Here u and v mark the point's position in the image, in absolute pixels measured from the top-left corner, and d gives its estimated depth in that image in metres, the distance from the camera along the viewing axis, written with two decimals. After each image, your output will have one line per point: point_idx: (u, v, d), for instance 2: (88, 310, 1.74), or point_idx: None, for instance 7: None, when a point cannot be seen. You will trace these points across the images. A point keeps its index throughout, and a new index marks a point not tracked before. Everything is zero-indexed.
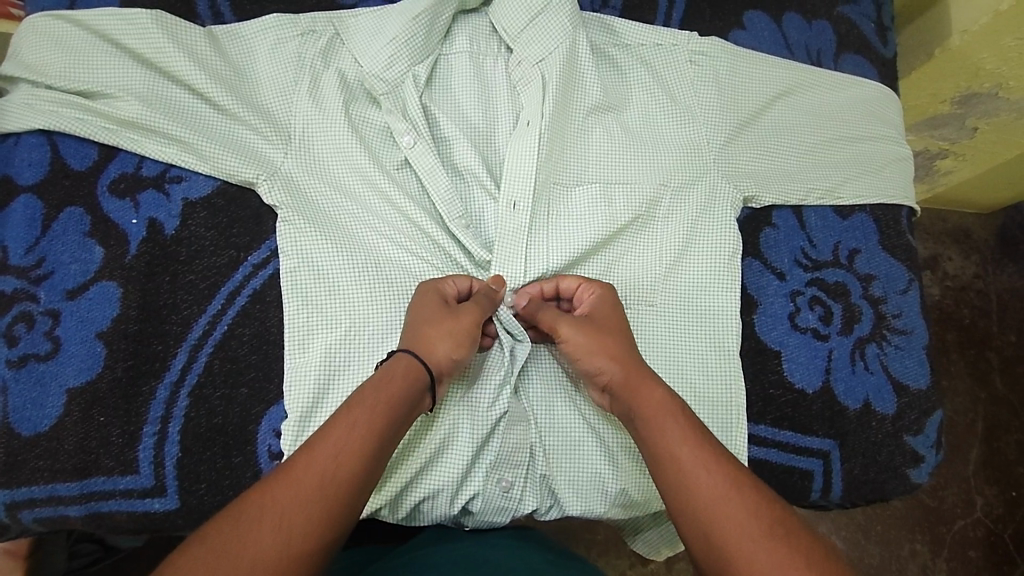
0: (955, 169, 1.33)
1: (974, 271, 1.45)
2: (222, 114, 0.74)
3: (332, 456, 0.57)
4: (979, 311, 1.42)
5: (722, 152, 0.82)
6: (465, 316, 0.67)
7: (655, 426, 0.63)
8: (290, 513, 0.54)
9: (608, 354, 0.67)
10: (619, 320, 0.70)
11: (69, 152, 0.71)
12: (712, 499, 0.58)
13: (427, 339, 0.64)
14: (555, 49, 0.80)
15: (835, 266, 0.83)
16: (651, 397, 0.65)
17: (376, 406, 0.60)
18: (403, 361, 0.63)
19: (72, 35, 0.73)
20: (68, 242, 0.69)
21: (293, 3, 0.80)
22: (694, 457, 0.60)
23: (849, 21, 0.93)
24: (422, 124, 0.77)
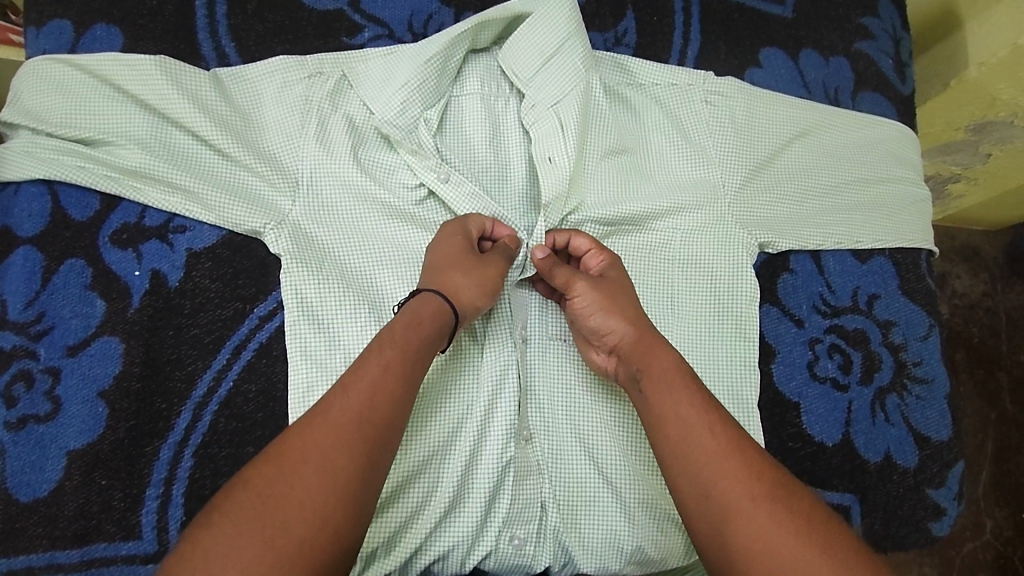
0: (967, 193, 1.30)
1: (983, 289, 1.41)
2: (227, 161, 0.72)
3: (357, 407, 0.57)
4: (989, 331, 1.38)
5: (738, 196, 0.80)
6: (490, 266, 0.68)
7: (654, 386, 0.63)
8: (324, 465, 0.54)
9: (621, 316, 0.67)
10: (628, 287, 0.70)
11: (70, 202, 0.69)
12: (709, 455, 0.58)
13: (453, 282, 0.65)
14: (570, 93, 0.78)
15: (855, 312, 0.81)
16: (665, 358, 0.64)
17: (398, 355, 0.60)
18: (431, 302, 0.64)
19: (74, 80, 0.71)
20: (69, 295, 0.67)
21: (300, 43, 0.78)
22: (691, 411, 0.60)
23: (867, 57, 0.91)
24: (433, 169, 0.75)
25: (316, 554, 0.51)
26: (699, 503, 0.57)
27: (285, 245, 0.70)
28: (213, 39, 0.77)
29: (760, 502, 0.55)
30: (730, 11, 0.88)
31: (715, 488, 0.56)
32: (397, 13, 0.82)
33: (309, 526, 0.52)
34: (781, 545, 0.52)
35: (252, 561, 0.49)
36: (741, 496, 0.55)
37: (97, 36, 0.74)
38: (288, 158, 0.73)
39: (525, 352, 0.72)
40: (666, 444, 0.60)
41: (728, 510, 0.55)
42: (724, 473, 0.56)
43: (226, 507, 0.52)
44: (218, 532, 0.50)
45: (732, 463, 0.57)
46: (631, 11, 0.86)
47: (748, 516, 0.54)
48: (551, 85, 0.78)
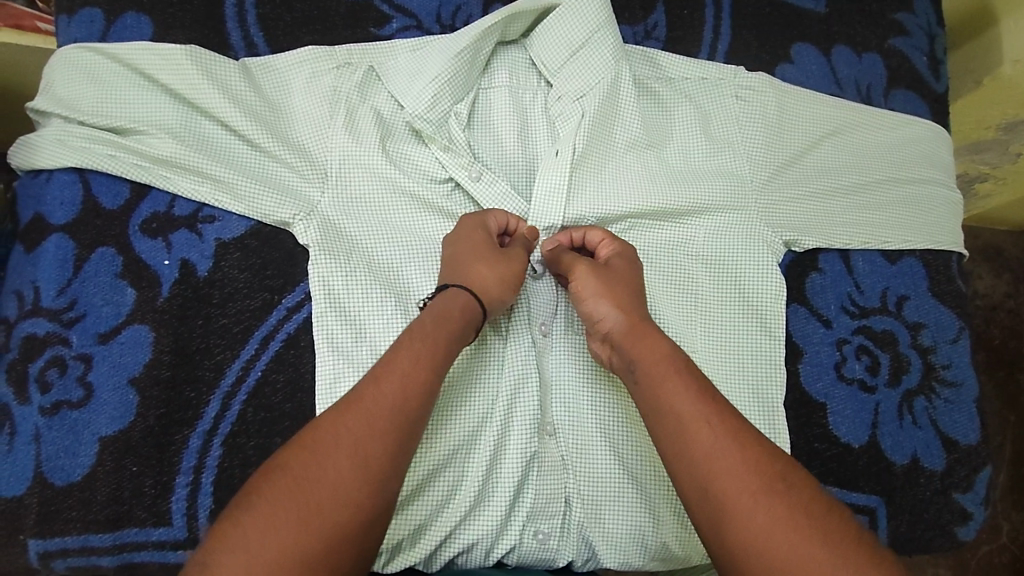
0: (993, 193, 1.27)
1: (1005, 289, 1.39)
2: (257, 151, 0.72)
3: (386, 394, 0.56)
4: (1010, 332, 1.36)
5: (767, 193, 0.79)
6: (516, 258, 0.68)
7: (649, 383, 0.61)
8: (355, 453, 0.54)
9: (614, 304, 0.66)
10: (637, 278, 0.69)
11: (101, 190, 0.69)
12: (707, 451, 0.56)
13: (480, 276, 0.65)
14: (597, 85, 0.78)
15: (883, 314, 0.80)
16: (659, 349, 0.63)
17: (426, 346, 0.60)
18: (461, 297, 0.63)
19: (106, 69, 0.71)
20: (100, 283, 0.67)
21: (328, 33, 0.78)
22: (691, 406, 0.58)
23: (900, 54, 0.89)
24: (461, 163, 0.75)
25: (350, 535, 0.52)
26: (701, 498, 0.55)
27: (314, 237, 0.70)
28: (242, 27, 0.77)
29: (760, 499, 0.53)
30: (762, 5, 0.87)
31: (714, 482, 0.55)
32: (425, 4, 0.81)
33: (339, 509, 0.52)
34: (777, 541, 0.51)
35: (287, 543, 0.50)
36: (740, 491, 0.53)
37: (127, 25, 0.74)
38: (319, 149, 0.73)
39: (551, 346, 0.72)
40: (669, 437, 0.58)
41: (725, 505, 0.54)
42: (724, 470, 0.55)
43: (263, 489, 0.53)
44: (253, 514, 0.51)
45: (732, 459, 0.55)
46: (661, 3, 0.85)
47: (746, 513, 0.53)
48: (574, 80, 0.78)
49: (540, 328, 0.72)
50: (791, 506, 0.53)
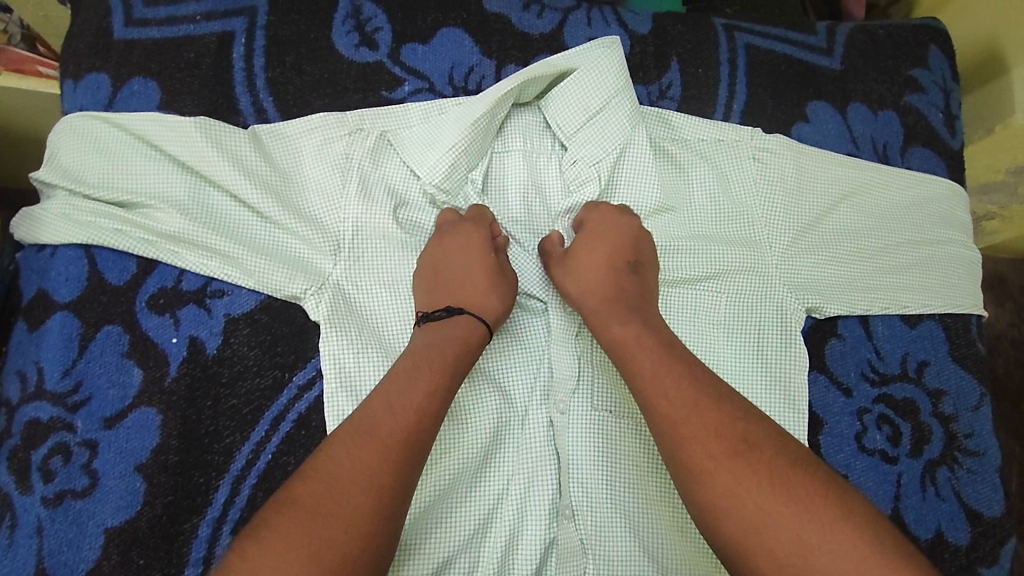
0: (1000, 231, 1.27)
1: (1010, 318, 1.33)
2: (267, 222, 0.70)
3: (396, 418, 0.57)
4: (1015, 362, 1.31)
5: (786, 259, 0.78)
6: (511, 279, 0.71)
7: (650, 386, 0.60)
8: (364, 480, 0.54)
9: (581, 280, 0.69)
10: (616, 245, 0.71)
11: (107, 265, 0.68)
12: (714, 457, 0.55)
13: (484, 304, 0.67)
14: (609, 153, 0.77)
15: (904, 380, 0.79)
16: (622, 332, 0.64)
17: (432, 371, 0.60)
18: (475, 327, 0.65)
19: (112, 140, 0.70)
20: (106, 364, 0.65)
21: (339, 98, 0.76)
22: (684, 398, 0.58)
23: (916, 110, 0.88)
24: None
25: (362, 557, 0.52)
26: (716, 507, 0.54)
27: (327, 311, 0.69)
28: (251, 92, 0.75)
29: (766, 495, 0.53)
30: (776, 63, 0.86)
31: (713, 481, 0.54)
32: (437, 66, 0.79)
33: (351, 536, 0.52)
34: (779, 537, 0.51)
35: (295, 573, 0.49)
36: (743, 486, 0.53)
37: (134, 91, 0.73)
38: (331, 218, 0.71)
39: (568, 425, 0.70)
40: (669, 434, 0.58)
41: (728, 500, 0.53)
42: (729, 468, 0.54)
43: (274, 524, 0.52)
44: (267, 547, 0.50)
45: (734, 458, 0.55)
46: (675, 62, 0.84)
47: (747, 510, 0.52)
48: (588, 144, 0.77)
49: (557, 406, 0.71)
50: (793, 500, 0.52)
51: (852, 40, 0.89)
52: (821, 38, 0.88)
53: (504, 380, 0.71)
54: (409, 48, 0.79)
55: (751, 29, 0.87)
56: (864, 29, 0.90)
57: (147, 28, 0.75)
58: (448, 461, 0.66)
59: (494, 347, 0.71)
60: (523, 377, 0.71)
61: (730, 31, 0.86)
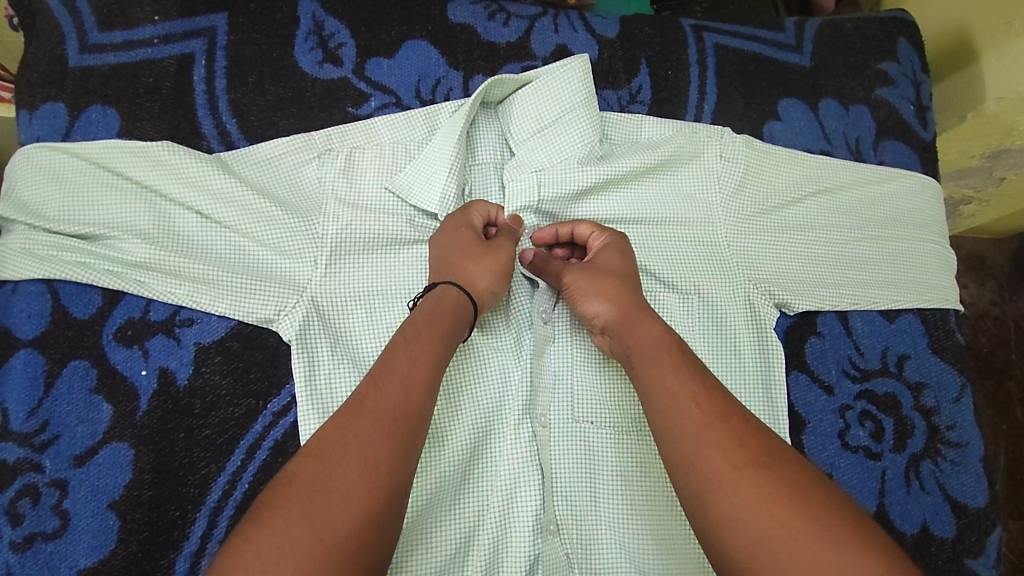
0: (979, 214, 1.27)
1: (990, 297, 1.34)
2: (237, 247, 0.69)
3: (391, 398, 0.55)
4: (999, 340, 1.31)
5: (761, 259, 0.78)
6: (502, 252, 0.68)
7: (644, 365, 0.61)
8: (366, 462, 0.51)
9: (610, 296, 0.66)
10: (627, 267, 0.68)
11: (71, 299, 0.66)
12: (700, 441, 0.54)
13: (469, 272, 0.65)
14: (560, 163, 0.75)
15: (885, 376, 0.79)
16: (639, 328, 0.63)
17: (423, 351, 0.59)
18: (450, 294, 0.64)
19: (74, 170, 0.69)
20: (74, 401, 0.64)
21: (304, 117, 0.75)
22: (678, 381, 0.58)
23: (888, 104, 0.88)
24: None
25: (366, 544, 0.49)
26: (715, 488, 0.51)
27: (299, 333, 0.67)
28: (213, 115, 0.73)
29: (764, 479, 0.50)
30: (746, 61, 0.86)
31: (698, 457, 0.53)
32: (404, 79, 0.78)
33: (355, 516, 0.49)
34: (760, 513, 0.49)
35: (300, 555, 0.46)
36: (743, 474, 0.51)
37: (93, 119, 0.71)
38: (301, 239, 0.70)
39: (544, 436, 0.69)
40: (659, 415, 0.57)
41: (710, 479, 0.52)
42: (708, 444, 0.53)
43: (275, 504, 0.48)
44: (268, 527, 0.47)
45: (714, 439, 0.53)
46: (644, 65, 0.83)
47: (729, 486, 0.50)
48: (537, 158, 0.75)
49: (531, 417, 0.70)
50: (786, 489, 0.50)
51: (821, 36, 0.88)
52: (790, 35, 0.88)
53: (477, 393, 0.69)
54: (374, 62, 0.78)
55: (719, 29, 0.86)
56: (833, 24, 0.90)
57: (103, 54, 0.73)
58: (424, 482, 0.65)
59: (465, 359, 0.69)
60: (497, 390, 0.69)
61: (698, 31, 0.86)
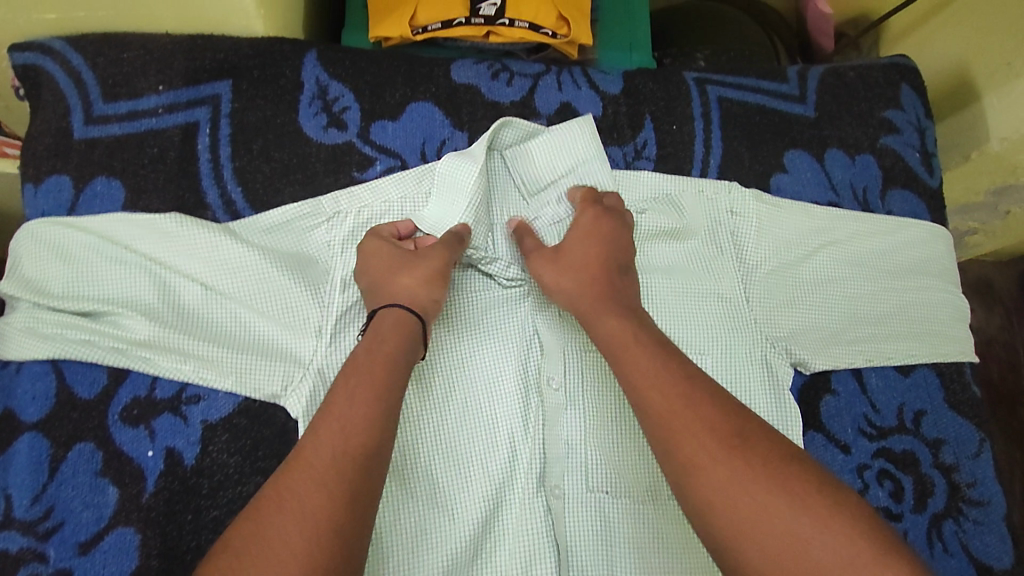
0: (985, 243, 1.26)
1: (1001, 327, 1.33)
2: (243, 320, 0.68)
3: (336, 412, 0.54)
4: (1011, 371, 1.29)
5: (772, 317, 0.77)
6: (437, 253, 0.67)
7: (616, 359, 0.60)
8: (302, 514, 0.49)
9: (579, 279, 0.66)
10: (601, 250, 0.68)
11: (76, 378, 0.65)
12: (678, 436, 0.53)
13: (398, 286, 0.64)
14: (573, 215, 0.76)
15: (901, 433, 0.77)
16: (612, 327, 0.62)
17: (371, 388, 0.56)
18: (387, 313, 0.62)
19: (80, 244, 0.68)
20: (79, 485, 0.63)
21: (310, 184, 0.75)
22: (649, 374, 0.57)
23: (893, 152, 0.87)
24: (458, 311, 0.73)
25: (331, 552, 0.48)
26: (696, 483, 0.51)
27: (307, 408, 0.66)
28: (218, 185, 0.73)
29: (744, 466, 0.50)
30: (751, 114, 0.85)
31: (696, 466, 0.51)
32: (409, 142, 0.78)
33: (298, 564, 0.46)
34: (751, 511, 0.48)
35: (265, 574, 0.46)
36: (720, 464, 0.50)
37: (97, 192, 0.71)
38: (308, 311, 0.69)
39: (552, 507, 0.68)
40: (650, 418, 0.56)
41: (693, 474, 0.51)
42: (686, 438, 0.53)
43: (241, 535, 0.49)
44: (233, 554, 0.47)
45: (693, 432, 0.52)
46: (649, 120, 0.83)
47: (712, 480, 0.50)
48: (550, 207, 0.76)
49: (540, 487, 0.69)
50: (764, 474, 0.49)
51: (825, 84, 0.88)
52: (793, 85, 0.87)
53: (487, 463, 0.68)
54: (379, 125, 0.78)
55: (722, 81, 0.86)
56: (835, 72, 0.89)
57: (107, 124, 0.73)
58: (437, 560, 0.65)
59: (475, 429, 0.69)
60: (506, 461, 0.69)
61: (703, 84, 0.85)
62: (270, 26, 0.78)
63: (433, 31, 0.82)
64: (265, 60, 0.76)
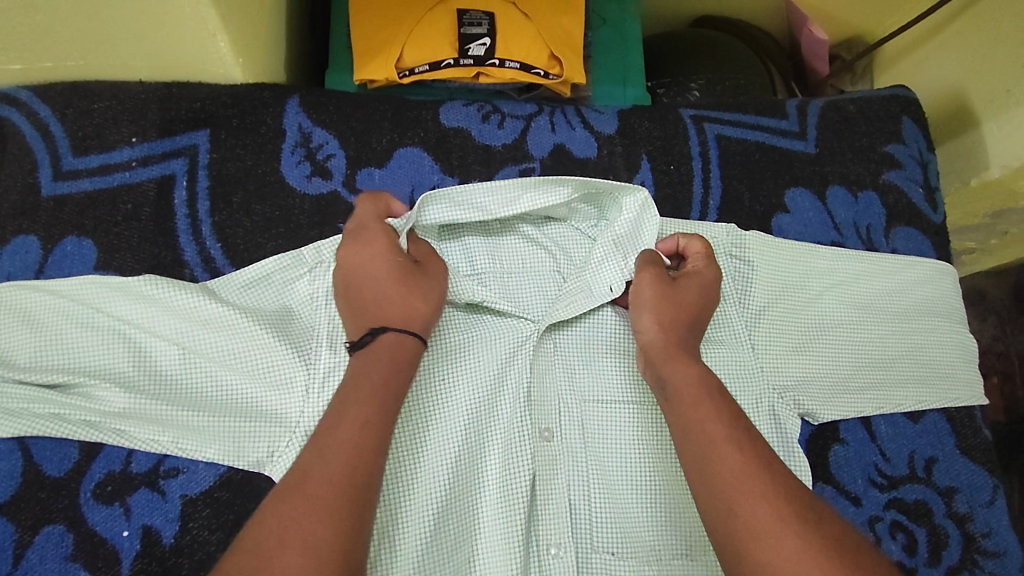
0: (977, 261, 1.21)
1: None
2: (223, 383, 0.64)
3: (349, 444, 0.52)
4: None
5: (780, 366, 0.73)
6: (437, 280, 0.64)
7: (679, 403, 0.59)
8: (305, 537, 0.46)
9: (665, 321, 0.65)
10: (698, 302, 0.67)
11: (45, 455, 0.61)
12: (732, 480, 0.51)
13: (409, 311, 0.61)
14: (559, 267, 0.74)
15: (913, 482, 0.75)
16: (682, 373, 0.61)
17: (375, 410, 0.55)
18: (400, 343, 0.59)
19: (48, 309, 0.64)
20: (48, 571, 0.59)
21: (291, 236, 0.71)
22: (710, 418, 0.56)
23: (896, 188, 0.85)
24: (451, 357, 0.68)
25: None
26: (739, 525, 0.49)
27: None
28: (196, 241, 0.69)
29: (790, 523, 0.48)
30: (749, 152, 0.83)
31: (735, 502, 0.50)
32: (396, 190, 0.74)
33: None
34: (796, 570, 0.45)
35: None
36: (768, 512, 0.49)
37: (67, 253, 0.67)
38: (292, 371, 0.65)
39: (551, 560, 0.65)
40: (690, 453, 0.55)
41: (745, 521, 0.49)
42: (744, 485, 0.51)
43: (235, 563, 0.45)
44: None
45: (755, 481, 0.51)
46: (646, 160, 0.80)
47: (762, 531, 0.48)
48: (543, 254, 0.74)
49: (538, 538, 0.65)
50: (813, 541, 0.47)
51: (824, 120, 0.86)
52: (793, 121, 0.85)
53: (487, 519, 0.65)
54: (365, 172, 0.74)
55: (720, 118, 0.84)
56: (836, 106, 0.87)
57: (78, 180, 0.69)
58: None
59: (469, 481, 0.66)
60: (506, 513, 0.65)
61: (699, 122, 0.83)
62: (250, 72, 0.75)
63: (420, 72, 0.80)
64: (244, 108, 0.73)
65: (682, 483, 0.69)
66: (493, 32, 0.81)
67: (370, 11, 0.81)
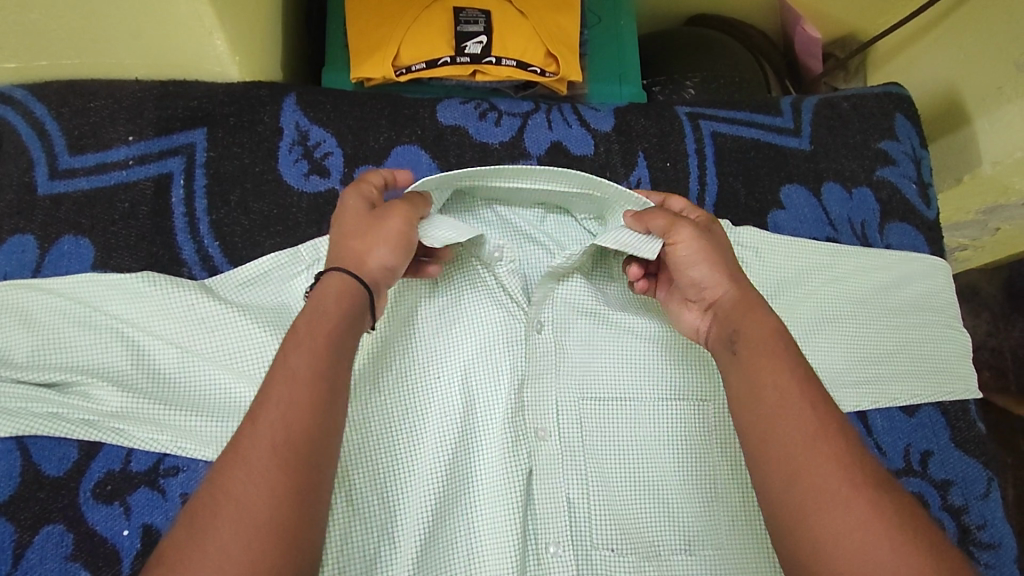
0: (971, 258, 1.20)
1: None
2: (221, 381, 0.64)
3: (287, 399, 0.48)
4: None
5: None
6: (393, 218, 0.60)
7: (744, 353, 0.56)
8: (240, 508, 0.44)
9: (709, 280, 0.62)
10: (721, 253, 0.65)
11: (43, 455, 0.61)
12: (797, 440, 0.50)
13: (355, 250, 0.58)
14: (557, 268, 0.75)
15: (909, 475, 0.75)
16: (756, 324, 0.58)
17: (316, 361, 0.51)
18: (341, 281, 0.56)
19: (45, 308, 0.64)
20: (48, 571, 0.59)
21: (289, 234, 0.71)
22: (779, 371, 0.54)
23: (890, 184, 0.86)
24: (445, 356, 0.69)
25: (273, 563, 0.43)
26: (796, 488, 0.49)
27: None
28: (194, 239, 0.69)
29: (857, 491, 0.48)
30: (745, 149, 0.83)
31: (802, 471, 0.49)
32: None
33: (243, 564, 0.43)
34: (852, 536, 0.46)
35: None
36: (835, 478, 0.48)
37: (65, 252, 0.67)
38: None
39: (551, 558, 0.65)
40: (751, 409, 0.54)
41: (806, 483, 0.49)
42: (813, 448, 0.50)
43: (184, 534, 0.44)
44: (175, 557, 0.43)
45: (823, 446, 0.50)
46: (642, 157, 0.81)
47: (824, 494, 0.48)
48: (537, 248, 0.76)
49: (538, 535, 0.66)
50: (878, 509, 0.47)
51: (818, 116, 0.87)
52: (787, 118, 0.86)
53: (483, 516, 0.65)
54: (363, 171, 0.74)
55: (715, 115, 0.84)
56: (829, 102, 0.88)
57: (75, 179, 0.69)
58: None
59: (462, 477, 0.66)
60: (503, 507, 0.65)
61: (695, 119, 0.83)
62: (247, 72, 0.75)
63: (417, 70, 0.80)
64: (242, 106, 0.73)
65: (675, 477, 0.69)
66: (489, 31, 0.81)
67: (367, 9, 0.81)
